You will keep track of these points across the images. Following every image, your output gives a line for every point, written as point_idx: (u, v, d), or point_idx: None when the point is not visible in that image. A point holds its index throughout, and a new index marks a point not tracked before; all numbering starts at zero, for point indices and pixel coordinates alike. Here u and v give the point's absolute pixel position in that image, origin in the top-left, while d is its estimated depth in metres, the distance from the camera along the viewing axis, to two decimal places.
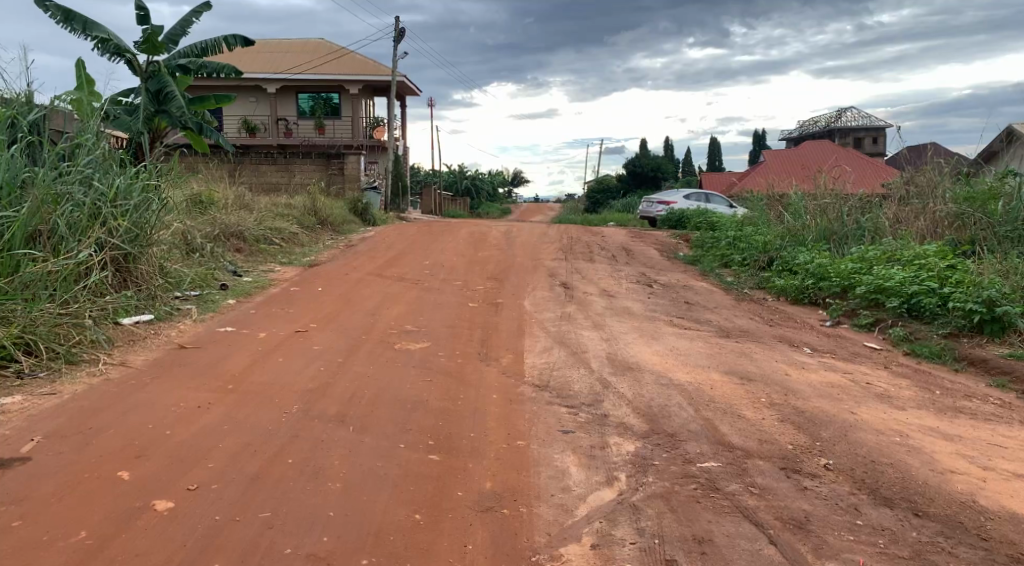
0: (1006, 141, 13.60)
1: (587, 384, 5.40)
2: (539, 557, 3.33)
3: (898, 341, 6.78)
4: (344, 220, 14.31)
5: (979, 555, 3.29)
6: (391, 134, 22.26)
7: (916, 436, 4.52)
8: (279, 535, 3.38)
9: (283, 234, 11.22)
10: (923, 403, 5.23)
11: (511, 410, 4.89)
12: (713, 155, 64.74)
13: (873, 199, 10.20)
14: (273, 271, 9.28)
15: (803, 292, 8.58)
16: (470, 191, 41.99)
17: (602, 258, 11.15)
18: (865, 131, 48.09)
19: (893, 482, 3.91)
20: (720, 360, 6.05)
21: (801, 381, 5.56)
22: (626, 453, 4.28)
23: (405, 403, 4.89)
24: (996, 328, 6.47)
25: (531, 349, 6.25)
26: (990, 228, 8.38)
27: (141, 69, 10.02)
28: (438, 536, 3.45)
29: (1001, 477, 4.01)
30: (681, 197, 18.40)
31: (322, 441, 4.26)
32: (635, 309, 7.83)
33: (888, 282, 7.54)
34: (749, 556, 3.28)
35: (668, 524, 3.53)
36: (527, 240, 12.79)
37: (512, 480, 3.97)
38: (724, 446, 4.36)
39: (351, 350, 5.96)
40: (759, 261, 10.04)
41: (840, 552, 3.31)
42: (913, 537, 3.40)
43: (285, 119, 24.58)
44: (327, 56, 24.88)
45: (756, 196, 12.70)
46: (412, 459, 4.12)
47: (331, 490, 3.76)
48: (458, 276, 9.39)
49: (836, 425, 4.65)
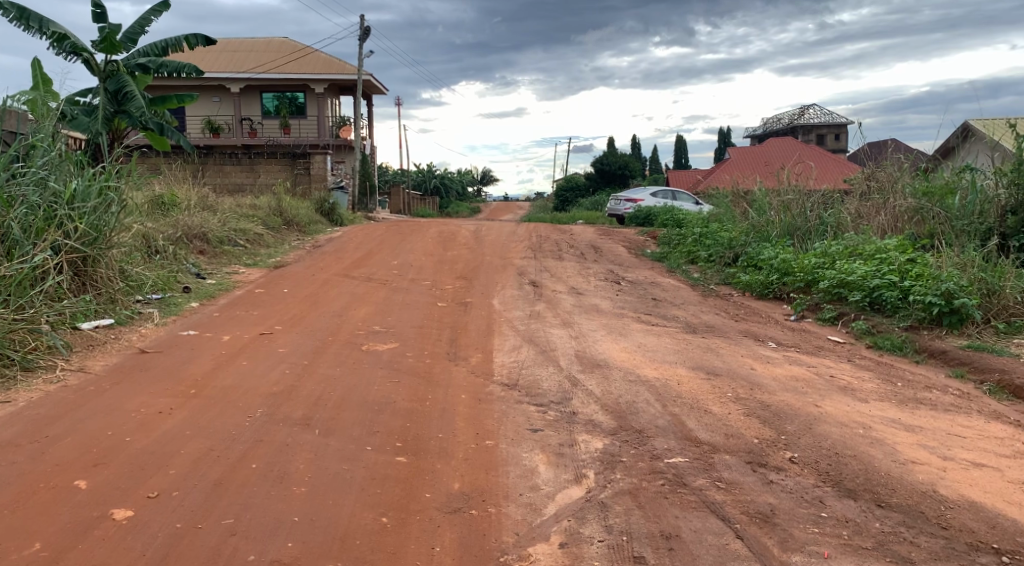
0: (963, 137, 13.79)
1: (555, 382, 5.39)
2: (508, 558, 3.31)
3: (861, 334, 6.89)
4: (311, 220, 14.16)
5: (940, 544, 3.32)
6: (357, 133, 22.00)
7: (878, 428, 4.59)
8: (242, 542, 3.32)
9: (247, 236, 11.06)
10: (885, 394, 5.30)
11: (479, 409, 4.86)
12: (678, 152, 65.28)
13: (835, 194, 10.35)
14: (237, 273, 9.15)
15: (768, 288, 8.69)
16: (438, 191, 41.95)
17: (571, 256, 11.16)
18: (825, 128, 49.01)
19: (857, 473, 3.96)
20: (686, 355, 6.10)
21: (766, 375, 5.61)
22: (594, 451, 4.27)
23: (372, 405, 4.83)
24: (955, 319, 6.59)
25: (499, 347, 6.24)
26: (948, 222, 8.54)
27: (99, 68, 9.80)
28: (406, 539, 3.41)
29: (960, 467, 4.08)
30: (648, 194, 18.58)
31: (288, 445, 4.20)
32: (603, 307, 7.85)
33: (850, 276, 7.65)
34: (716, 552, 3.29)
35: (635, 521, 3.53)
36: (495, 238, 12.75)
37: (480, 480, 3.94)
38: (690, 441, 4.38)
39: (317, 353, 5.88)
40: (724, 257, 10.14)
41: (805, 544, 3.33)
42: (876, 528, 3.45)
43: (249, 119, 24.23)
44: (291, 55, 24.65)
45: (720, 193, 12.86)
46: (378, 461, 4.08)
47: (298, 495, 3.70)
48: (425, 275, 9.34)
49: (800, 418, 4.70)
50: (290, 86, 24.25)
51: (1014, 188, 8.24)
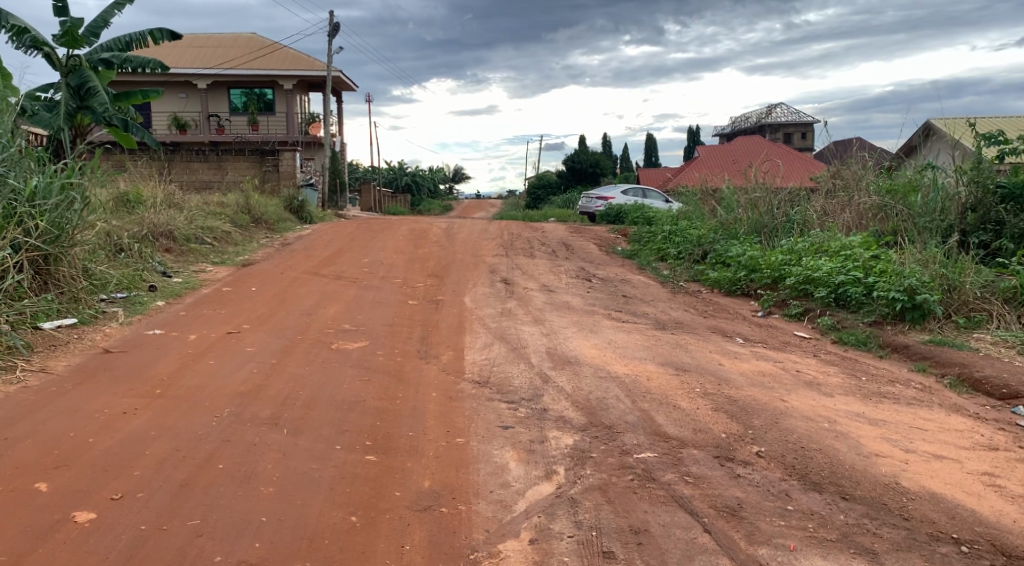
0: (925, 136, 14.07)
1: (526, 379, 5.40)
2: (478, 555, 3.31)
3: (826, 330, 7.01)
4: (280, 218, 14.01)
5: (901, 535, 3.39)
6: (327, 129, 21.80)
7: (842, 422, 4.67)
8: (208, 543, 3.28)
9: (215, 234, 10.90)
10: (849, 389, 5.40)
11: (449, 407, 4.85)
12: (649, 150, 65.72)
13: (801, 192, 10.50)
14: (205, 271, 9.02)
15: (735, 284, 8.80)
16: (409, 188, 41.76)
17: (543, 254, 11.18)
18: (792, 126, 49.68)
19: (822, 466, 4.02)
20: (656, 351, 6.16)
21: (734, 370, 5.68)
22: (564, 447, 4.29)
23: (341, 403, 4.80)
24: (917, 315, 6.72)
25: (471, 345, 6.23)
26: (911, 219, 8.67)
27: (61, 63, 9.59)
28: (375, 538, 3.39)
29: (922, 459, 4.17)
30: (619, 192, 18.67)
31: (256, 445, 4.15)
32: (574, 304, 7.88)
33: (816, 273, 7.77)
34: (684, 546, 3.32)
35: (605, 516, 3.55)
36: (467, 236, 12.72)
37: (450, 478, 3.94)
38: (660, 436, 4.42)
39: (286, 352, 5.82)
40: (693, 254, 10.24)
41: (772, 537, 3.38)
42: (840, 520, 3.51)
43: (217, 115, 23.89)
44: (260, 50, 24.35)
45: (690, 191, 12.98)
46: (347, 460, 4.05)
47: (265, 495, 3.66)
48: (396, 273, 9.29)
49: (767, 413, 4.76)
50: (258, 82, 23.96)
51: (974, 186, 8.43)
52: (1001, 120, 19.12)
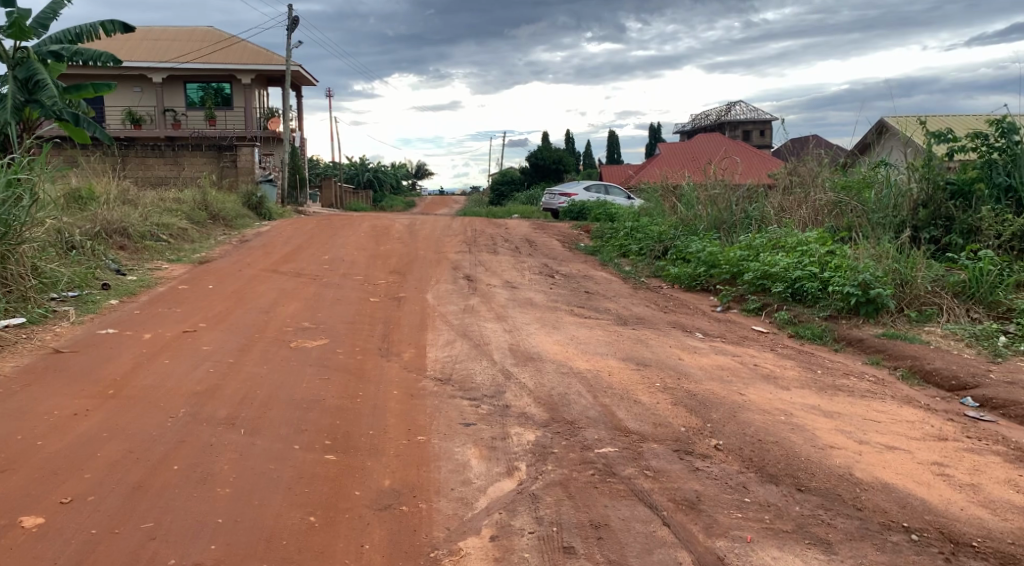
0: (879, 133, 14.40)
1: (488, 376, 5.39)
2: (439, 553, 3.29)
3: (783, 324, 7.13)
4: (238, 214, 13.77)
5: (854, 525, 3.46)
6: (287, 124, 21.49)
7: (798, 414, 4.75)
8: (162, 546, 3.21)
9: (171, 231, 10.67)
10: (805, 382, 5.50)
11: (410, 405, 4.82)
12: (611, 147, 66.10)
13: (759, 188, 10.67)
14: (160, 269, 8.82)
15: (695, 280, 8.90)
16: (371, 184, 41.40)
17: (505, 250, 11.17)
18: (751, 124, 50.43)
19: (778, 459, 4.09)
20: (617, 347, 6.19)
21: (694, 365, 5.74)
22: (526, 443, 4.29)
23: (301, 403, 4.73)
24: (871, 309, 6.88)
25: (433, 342, 6.20)
26: (865, 215, 8.86)
27: (7, 55, 9.27)
28: (334, 538, 3.35)
29: (875, 450, 4.26)
30: (582, 188, 18.75)
31: (212, 446, 4.07)
32: (537, 300, 7.89)
33: (773, 268, 7.90)
34: (643, 539, 3.35)
35: (566, 511, 3.56)
36: (429, 232, 12.65)
37: (411, 476, 3.91)
38: (620, 431, 4.44)
39: (244, 350, 5.72)
40: (655, 251, 10.34)
41: (729, 529, 3.42)
42: (796, 511, 3.57)
43: (172, 110, 23.39)
44: (217, 44, 23.90)
45: (651, 187, 13.09)
46: (306, 459, 4.00)
47: (222, 497, 3.59)
48: (357, 270, 9.20)
49: (725, 407, 4.82)
50: (216, 76, 23.52)
51: (925, 182, 8.60)
52: (950, 119, 19.64)
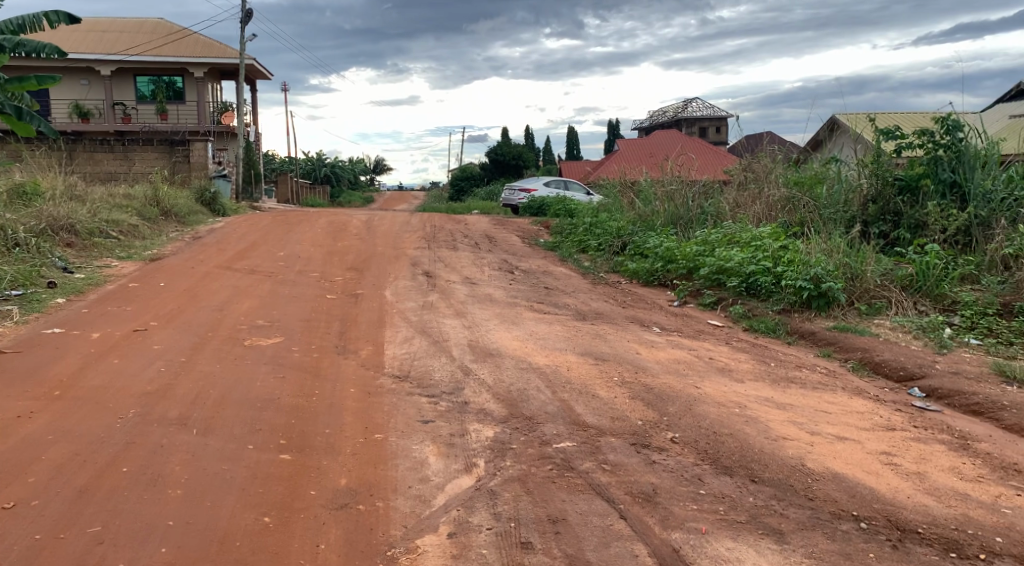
0: (831, 131, 14.72)
1: (447, 372, 5.37)
2: (395, 551, 3.26)
3: (738, 318, 7.24)
4: (191, 210, 13.48)
5: (806, 514, 3.53)
6: (242, 119, 21.09)
7: (752, 407, 4.83)
8: (110, 550, 3.12)
9: (120, 227, 10.40)
10: (759, 374, 5.60)
11: (367, 403, 4.76)
12: (571, 142, 66.37)
13: (715, 184, 10.82)
14: (109, 266, 8.59)
15: (653, 275, 8.99)
16: (329, 179, 40.91)
17: (465, 246, 11.14)
18: (708, 121, 51.12)
19: (733, 450, 4.15)
20: (576, 342, 6.22)
21: (651, 359, 5.79)
22: (484, 439, 4.28)
23: (255, 402, 4.64)
24: (822, 302, 7.03)
25: (391, 339, 6.14)
26: (817, 210, 9.07)
27: None
28: (289, 538, 3.30)
29: (826, 441, 4.35)
30: (541, 183, 18.78)
31: (163, 447, 3.97)
32: (496, 296, 7.87)
33: (728, 263, 8.02)
34: (600, 533, 3.37)
35: (524, 507, 3.56)
36: (388, 228, 12.55)
37: (368, 475, 3.87)
38: (579, 425, 4.46)
39: (196, 349, 5.59)
40: (613, 246, 10.42)
41: (685, 521, 3.46)
42: (750, 502, 3.63)
43: (122, 103, 22.79)
44: (168, 36, 23.35)
45: (609, 183, 13.18)
46: (260, 459, 3.93)
47: (173, 498, 3.51)
48: (314, 266, 9.08)
49: (682, 400, 4.88)
50: (167, 69, 22.97)
51: (874, 178, 8.84)
52: (899, 116, 20.16)
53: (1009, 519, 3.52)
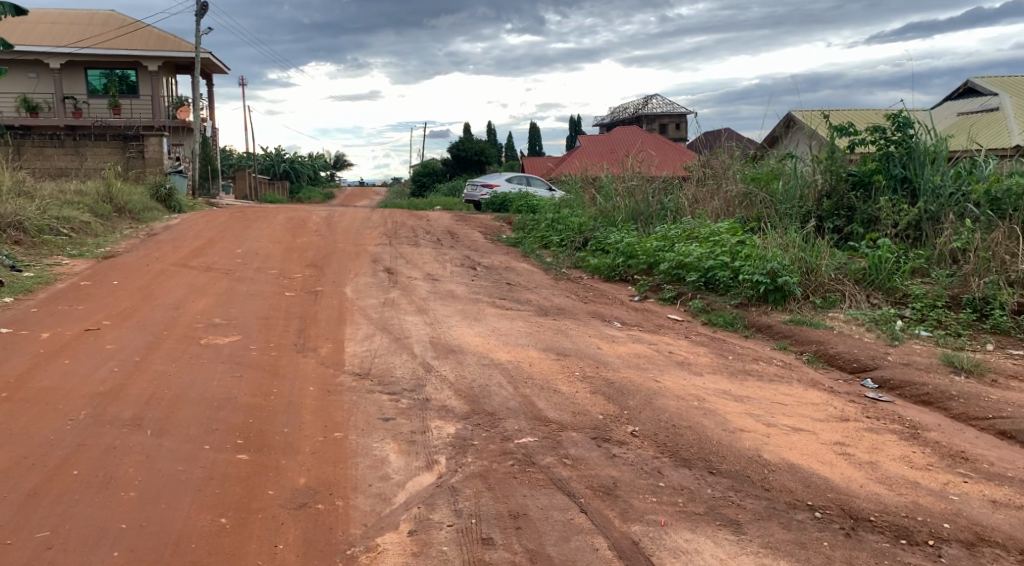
0: (787, 127, 14.97)
1: (408, 369, 5.34)
2: (355, 550, 3.23)
3: (697, 312, 7.34)
4: (145, 206, 13.17)
5: (763, 505, 3.59)
6: (197, 114, 20.67)
7: (710, 399, 4.90)
8: (60, 555, 3.05)
9: (71, 224, 10.11)
10: (717, 367, 5.68)
11: (327, 401, 4.71)
12: (533, 138, 66.42)
13: (675, 180, 10.93)
14: (59, 264, 8.35)
15: (614, 270, 9.05)
16: (288, 175, 40.35)
17: (427, 242, 11.09)
18: (668, 117, 51.63)
19: (691, 443, 4.20)
20: (538, 337, 6.23)
21: (612, 354, 5.83)
22: (446, 436, 4.27)
23: (212, 402, 4.56)
24: (778, 296, 7.16)
25: (351, 337, 6.08)
26: (773, 206, 9.23)
27: None
28: (246, 539, 3.25)
29: (782, 432, 4.43)
30: (504, 179, 18.77)
31: (115, 448, 3.88)
32: (459, 292, 7.85)
33: (687, 258, 8.11)
34: (561, 527, 3.38)
35: (485, 503, 3.56)
36: (348, 224, 12.42)
37: (327, 473, 3.83)
38: (540, 421, 4.48)
39: (151, 348, 5.47)
40: (575, 242, 10.47)
41: (645, 514, 3.50)
42: (708, 493, 3.68)
43: (72, 97, 22.17)
44: (120, 29, 22.77)
45: (571, 179, 13.23)
46: (217, 460, 3.86)
47: (127, 500, 3.44)
48: (272, 264, 8.95)
49: (641, 394, 4.92)
50: (120, 62, 22.40)
51: (829, 173, 9.03)
52: (852, 113, 20.58)
53: (956, 505, 3.63)
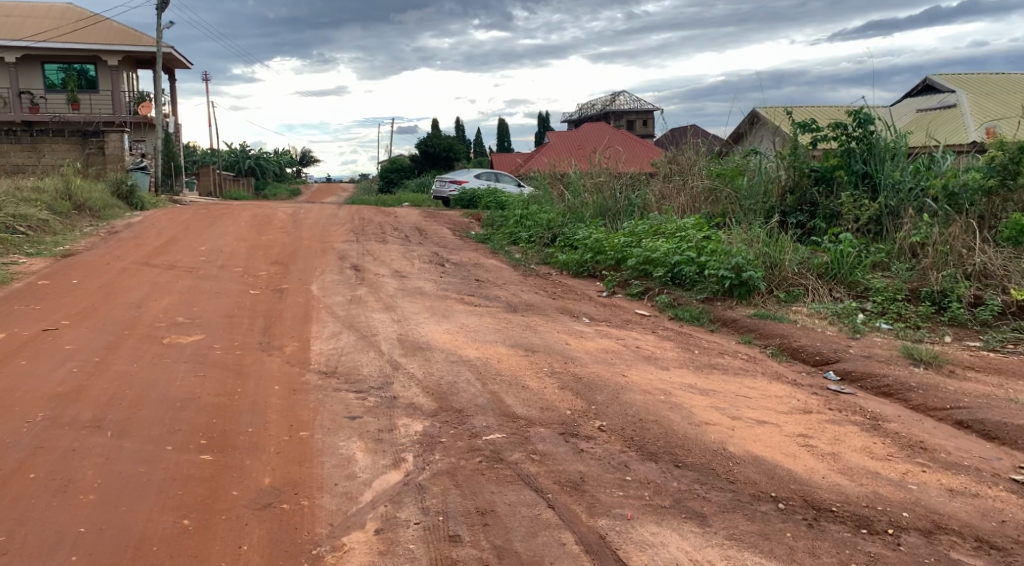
0: (752, 123, 15.16)
1: (376, 367, 5.30)
2: (321, 550, 3.20)
3: (664, 307, 7.40)
4: (106, 203, 12.89)
5: (727, 497, 3.64)
6: (159, 109, 20.27)
7: (677, 393, 4.94)
8: (15, 561, 2.98)
9: (28, 222, 9.86)
10: (684, 361, 5.74)
11: (293, 400, 4.66)
12: (501, 134, 66.34)
13: (642, 176, 11.01)
14: (15, 263, 8.12)
15: (583, 266, 9.08)
16: (253, 172, 39.82)
17: (395, 239, 11.02)
18: (635, 114, 51.96)
19: (658, 437, 4.24)
20: (506, 334, 6.23)
21: (579, 349, 5.86)
22: (413, 434, 4.25)
23: (174, 402, 4.48)
24: (743, 291, 7.24)
25: (317, 335, 6.02)
26: (738, 201, 9.34)
27: None
28: (209, 540, 3.20)
29: (746, 425, 4.49)
30: (472, 175, 18.73)
31: (74, 451, 3.80)
32: (427, 289, 7.81)
33: (654, 253, 8.18)
34: (528, 523, 3.39)
35: (452, 500, 3.55)
36: (315, 221, 12.29)
37: (293, 473, 3.78)
38: (508, 417, 4.47)
39: (111, 348, 5.36)
40: (543, 238, 10.49)
41: (611, 508, 3.52)
42: (674, 486, 3.71)
43: (29, 92, 21.58)
44: (78, 22, 22.24)
45: (539, 175, 13.24)
46: (179, 461, 3.79)
47: (86, 504, 3.37)
48: (237, 261, 8.82)
49: (609, 388, 4.95)
50: (78, 57, 21.88)
51: (792, 169, 9.17)
52: (814, 110, 20.91)
53: (915, 494, 3.71)
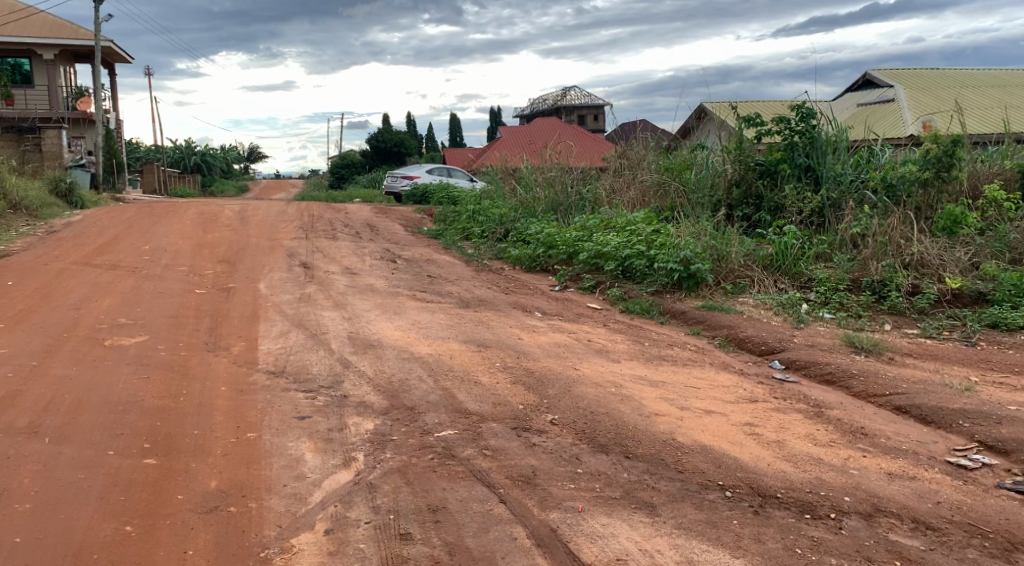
0: (699, 118, 15.39)
1: (326, 366, 5.23)
2: (269, 552, 3.15)
3: (615, 300, 7.47)
4: (43, 202, 12.45)
5: (676, 486, 3.69)
6: (99, 105, 19.61)
7: (627, 386, 5.00)
8: None
9: None
10: (634, 353, 5.80)
11: (240, 402, 4.56)
12: (453, 128, 66.10)
13: (593, 171, 11.08)
14: None
15: (535, 261, 9.11)
16: (200, 168, 38.90)
17: (346, 235, 10.89)
18: (587, 109, 52.30)
19: (609, 429, 4.28)
20: (458, 329, 6.21)
21: (531, 343, 5.87)
22: (364, 432, 4.21)
23: (116, 405, 4.35)
24: (691, 283, 7.35)
25: (265, 334, 5.91)
26: (686, 195, 9.48)
27: None
28: (153, 547, 3.12)
29: (695, 415, 4.56)
30: (424, 170, 18.63)
31: (9, 459, 3.66)
32: (378, 286, 7.74)
33: (605, 247, 8.25)
34: (480, 519, 3.38)
35: (403, 498, 3.53)
36: (263, 218, 12.07)
37: (240, 475, 3.71)
38: (460, 413, 4.47)
39: (49, 351, 5.18)
40: (496, 233, 10.49)
41: (562, 501, 3.54)
42: (624, 477, 3.75)
43: None
44: (10, 15, 21.36)
45: (492, 171, 13.22)
46: (121, 466, 3.69)
47: (21, 513, 3.25)
48: (182, 260, 8.60)
49: (560, 382, 4.98)
50: (11, 50, 21.03)
51: (738, 163, 9.34)
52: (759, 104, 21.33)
53: (856, 478, 3.82)
